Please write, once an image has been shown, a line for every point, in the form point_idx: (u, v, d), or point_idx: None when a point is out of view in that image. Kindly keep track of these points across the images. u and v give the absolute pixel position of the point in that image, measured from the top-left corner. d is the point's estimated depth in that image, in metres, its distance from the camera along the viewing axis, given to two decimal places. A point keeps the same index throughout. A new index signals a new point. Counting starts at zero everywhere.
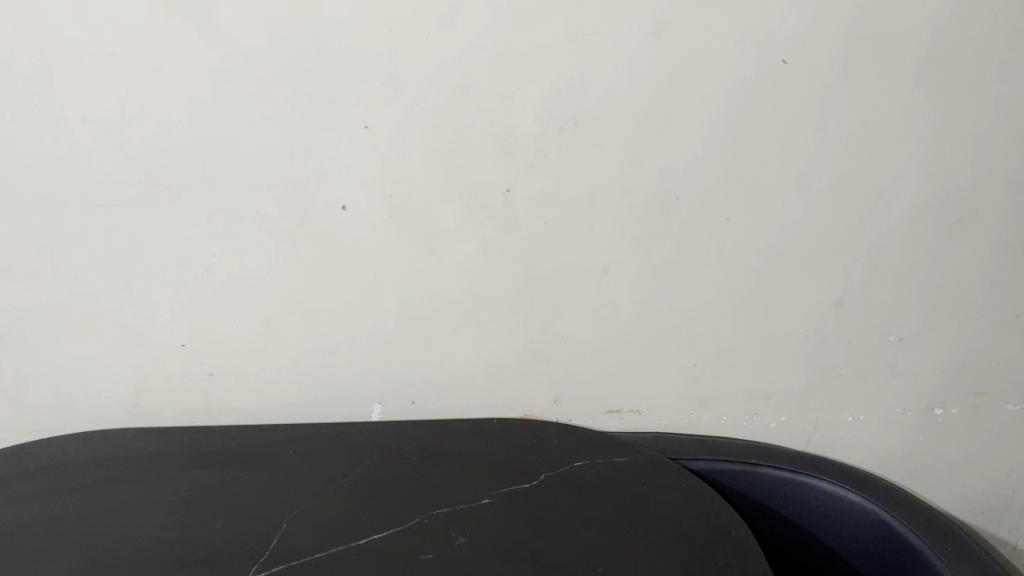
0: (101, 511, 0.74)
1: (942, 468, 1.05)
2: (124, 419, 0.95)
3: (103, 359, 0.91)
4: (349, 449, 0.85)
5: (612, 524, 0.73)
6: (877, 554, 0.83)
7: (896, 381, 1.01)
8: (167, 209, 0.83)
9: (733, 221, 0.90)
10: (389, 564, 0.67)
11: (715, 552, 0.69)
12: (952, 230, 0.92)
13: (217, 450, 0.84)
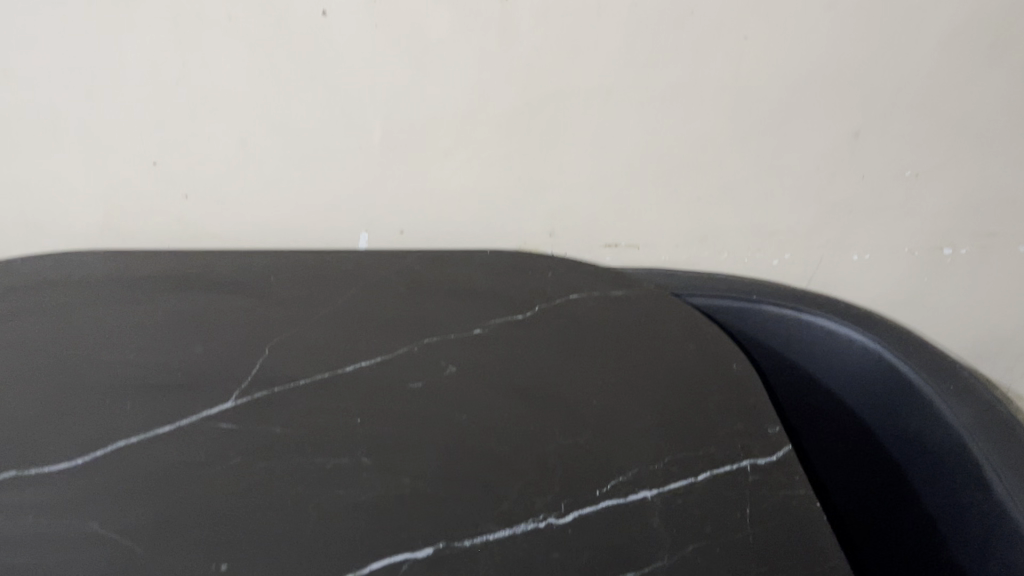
0: (75, 332, 0.70)
1: (942, 306, 1.03)
2: (97, 241, 0.91)
3: (69, 177, 0.86)
4: (336, 275, 0.82)
5: (609, 355, 0.71)
6: (877, 395, 0.81)
7: (906, 219, 0.96)
8: (126, 12, 0.75)
9: (751, 40, 0.82)
10: (377, 392, 0.65)
11: (714, 387, 0.67)
12: (987, 54, 0.84)
13: (193, 274, 0.80)
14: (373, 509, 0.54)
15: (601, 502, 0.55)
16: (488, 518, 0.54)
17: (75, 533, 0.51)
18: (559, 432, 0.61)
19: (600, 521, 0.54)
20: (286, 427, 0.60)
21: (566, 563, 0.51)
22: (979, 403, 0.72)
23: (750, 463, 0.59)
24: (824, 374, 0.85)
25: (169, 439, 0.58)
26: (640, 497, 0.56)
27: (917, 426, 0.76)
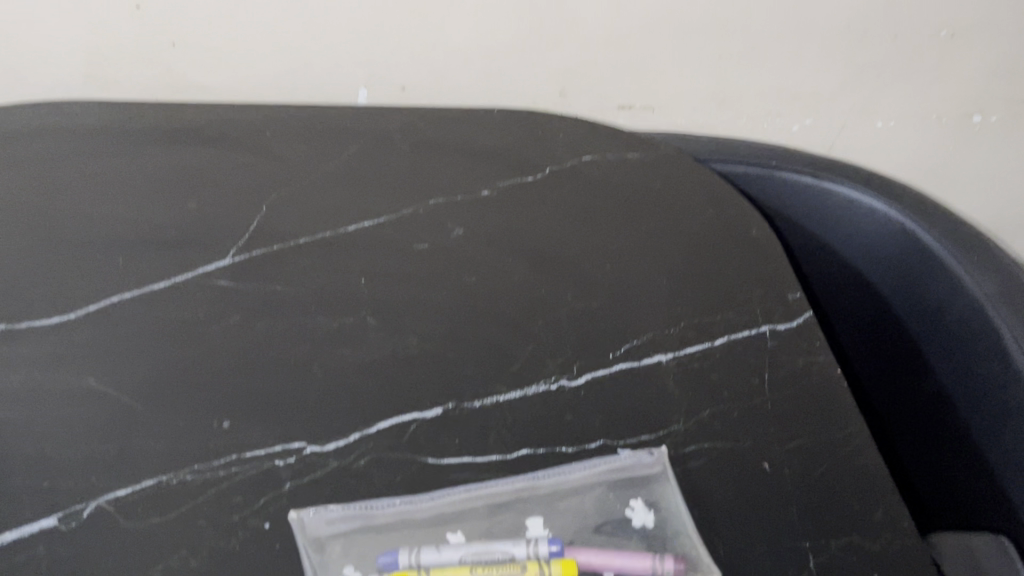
0: (55, 178, 0.65)
1: (963, 174, 1.00)
2: (82, 91, 0.86)
3: (45, 18, 0.79)
4: (328, 131, 0.72)
5: (627, 215, 0.66)
6: (903, 273, 0.72)
7: (938, 83, 0.91)
8: None
9: None
10: (381, 254, 0.60)
11: (738, 252, 0.63)
12: None
13: (172, 125, 0.71)
14: (379, 369, 0.52)
15: (615, 365, 0.53)
16: (499, 380, 0.52)
17: (71, 387, 0.49)
18: (570, 293, 0.58)
19: (614, 384, 0.52)
20: (287, 286, 0.57)
21: (578, 426, 0.50)
22: (1002, 271, 0.65)
23: (770, 328, 0.56)
24: (849, 254, 0.76)
25: (165, 296, 0.55)
26: (655, 361, 0.54)
27: (938, 300, 0.68)
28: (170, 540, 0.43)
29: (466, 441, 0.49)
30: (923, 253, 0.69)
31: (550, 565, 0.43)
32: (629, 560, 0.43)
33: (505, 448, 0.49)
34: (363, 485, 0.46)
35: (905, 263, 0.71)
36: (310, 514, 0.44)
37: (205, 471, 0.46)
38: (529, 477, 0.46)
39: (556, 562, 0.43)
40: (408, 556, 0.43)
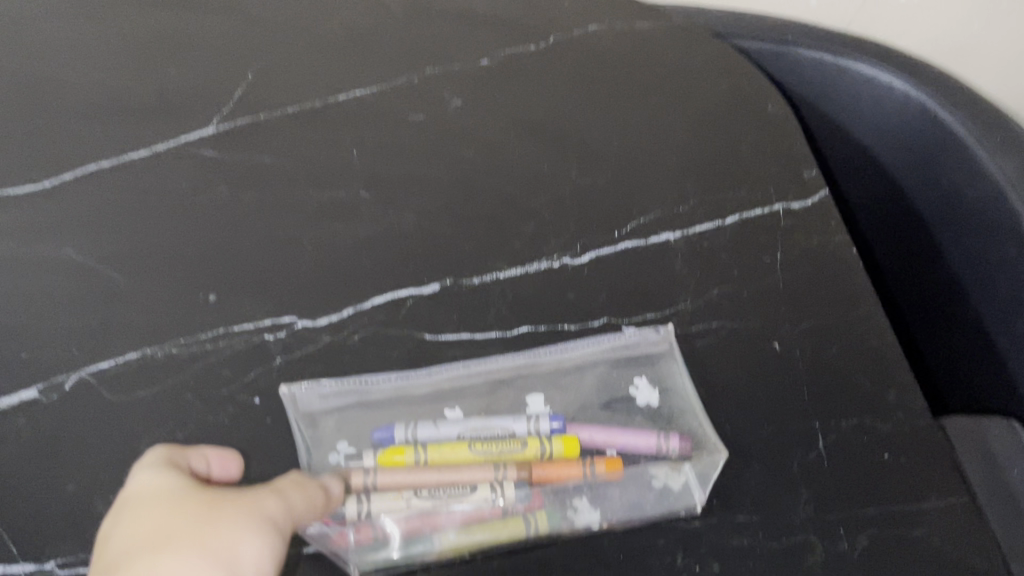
0: (16, 31, 0.60)
1: None
2: None
3: None
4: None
5: (641, 84, 0.61)
6: (929, 166, 0.66)
7: None
8: None
9: None
10: (373, 126, 0.56)
11: (754, 131, 0.59)
12: None
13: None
14: (373, 245, 0.49)
15: (621, 243, 0.51)
16: (500, 256, 0.50)
17: (48, 258, 0.47)
18: (575, 168, 0.55)
19: (619, 262, 0.50)
20: (275, 157, 0.53)
21: (581, 304, 0.48)
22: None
23: (784, 208, 0.53)
24: (878, 145, 0.70)
25: (143, 166, 0.52)
26: (662, 240, 0.51)
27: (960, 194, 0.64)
28: (156, 414, 0.41)
29: (465, 317, 0.47)
30: (947, 142, 0.64)
31: (551, 441, 0.41)
32: (632, 437, 0.41)
33: (505, 326, 0.47)
34: (357, 359, 0.44)
35: (928, 153, 0.66)
36: (301, 387, 0.42)
37: (191, 345, 0.44)
38: (530, 354, 0.44)
39: (557, 439, 0.41)
40: (404, 431, 0.41)
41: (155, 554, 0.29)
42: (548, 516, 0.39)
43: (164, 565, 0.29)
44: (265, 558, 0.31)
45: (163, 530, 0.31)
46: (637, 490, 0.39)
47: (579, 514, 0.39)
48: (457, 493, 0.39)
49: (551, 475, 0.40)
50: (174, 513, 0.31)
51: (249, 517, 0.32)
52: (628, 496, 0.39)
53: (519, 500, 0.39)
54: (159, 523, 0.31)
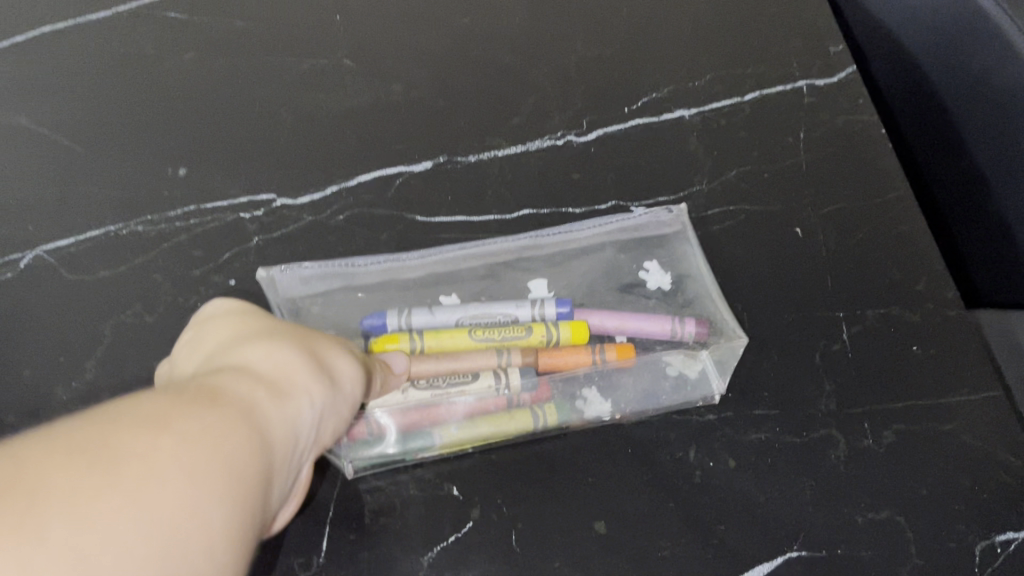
0: None
1: None
2: None
3: None
4: None
5: None
6: (944, 58, 0.51)
7: None
8: None
9: None
10: None
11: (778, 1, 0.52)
12: None
13: None
14: (359, 119, 0.45)
15: (631, 121, 0.46)
16: (498, 132, 0.45)
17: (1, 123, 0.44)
18: (581, 38, 0.50)
19: (629, 141, 0.46)
20: (249, 22, 0.48)
21: (587, 186, 0.44)
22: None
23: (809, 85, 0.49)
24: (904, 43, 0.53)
25: (106, 29, 0.47)
26: (675, 118, 0.47)
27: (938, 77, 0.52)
28: (123, 297, 0.38)
29: (460, 199, 0.43)
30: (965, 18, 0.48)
31: (558, 327, 0.37)
32: (643, 322, 0.38)
33: (504, 208, 0.43)
34: (342, 241, 0.41)
35: (960, 44, 0.49)
36: (279, 271, 0.38)
37: (159, 224, 0.40)
38: (532, 236, 0.41)
39: (562, 323, 0.37)
40: (393, 319, 0.37)
41: (260, 340, 0.27)
42: (555, 406, 0.35)
43: (268, 348, 0.27)
44: (355, 380, 0.30)
45: (253, 327, 0.29)
46: (651, 378, 0.36)
47: (588, 403, 0.36)
48: (456, 382, 0.35)
49: (559, 362, 0.36)
50: (259, 318, 0.29)
51: (337, 340, 0.31)
52: (641, 386, 0.36)
53: (524, 388, 0.35)
54: (247, 323, 0.29)
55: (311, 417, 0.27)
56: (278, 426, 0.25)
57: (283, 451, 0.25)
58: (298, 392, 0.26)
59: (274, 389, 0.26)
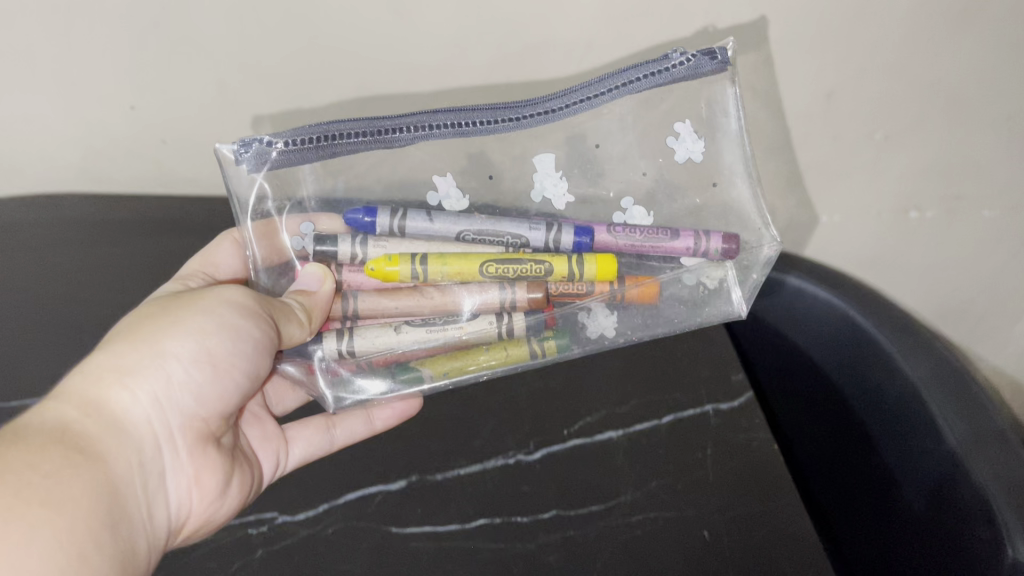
0: None
1: (906, 264, 1.07)
2: (81, 174, 0.95)
3: (39, 117, 0.87)
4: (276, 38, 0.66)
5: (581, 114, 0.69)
6: None
7: (878, 181, 0.98)
8: None
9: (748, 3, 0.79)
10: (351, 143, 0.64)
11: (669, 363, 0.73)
12: (960, 21, 0.80)
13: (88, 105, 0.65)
14: None
15: (571, 538, 0.61)
16: None
17: None
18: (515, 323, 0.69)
19: (587, 563, 0.60)
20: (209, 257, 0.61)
21: None
22: (981, 410, 0.72)
23: (714, 408, 0.71)
24: None
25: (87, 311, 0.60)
26: (615, 545, 0.61)
27: None
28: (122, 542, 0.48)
29: None
30: None
31: (576, 266, 0.67)
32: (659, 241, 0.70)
33: None
34: None
35: None
36: (245, 151, 0.62)
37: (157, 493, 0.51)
38: (549, 107, 0.66)
39: (582, 262, 0.67)
40: (391, 222, 0.67)
41: (113, 353, 0.54)
42: (556, 334, 0.71)
43: (119, 353, 0.54)
44: (198, 343, 0.57)
45: (130, 327, 0.57)
46: (670, 304, 0.74)
47: (592, 321, 0.73)
48: (452, 320, 0.68)
49: (569, 289, 0.69)
50: (141, 315, 0.58)
51: (192, 313, 0.58)
52: (643, 314, 0.74)
53: (534, 326, 0.70)
54: (127, 324, 0.57)
55: (144, 402, 0.54)
56: (98, 439, 0.51)
57: (114, 461, 0.51)
58: (127, 396, 0.53)
59: (103, 405, 0.52)
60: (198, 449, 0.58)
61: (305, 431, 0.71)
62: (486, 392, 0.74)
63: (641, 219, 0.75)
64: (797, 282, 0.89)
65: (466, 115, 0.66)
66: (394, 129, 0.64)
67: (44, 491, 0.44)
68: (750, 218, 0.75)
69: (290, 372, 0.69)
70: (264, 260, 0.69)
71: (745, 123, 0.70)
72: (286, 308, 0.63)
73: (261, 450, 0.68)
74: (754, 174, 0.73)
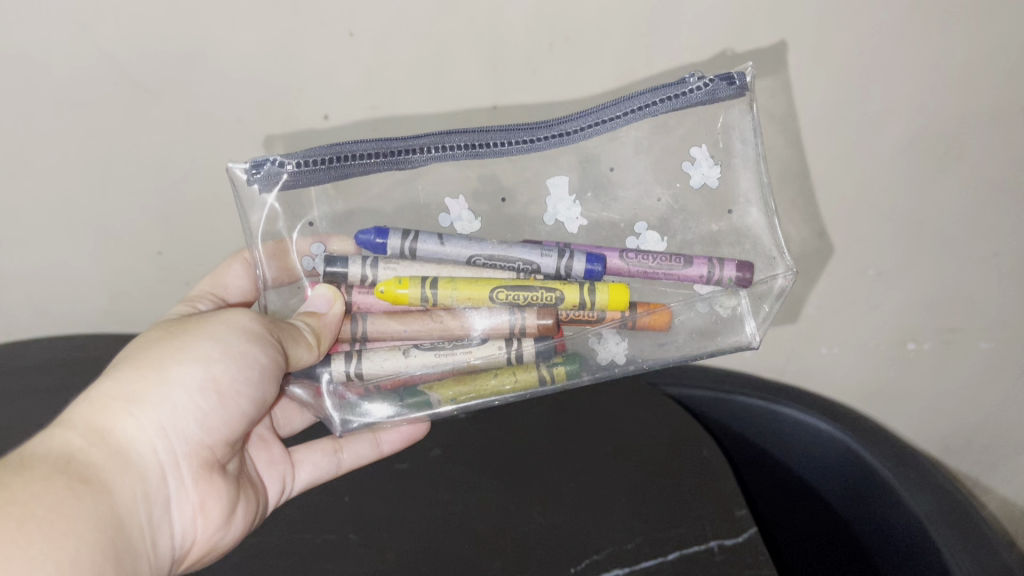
0: None
1: (908, 397, 1.09)
2: (112, 315, 1.02)
3: (76, 263, 0.94)
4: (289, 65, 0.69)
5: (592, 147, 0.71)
6: None
7: (873, 315, 1.00)
8: (93, 101, 0.75)
9: None
10: (369, 163, 0.66)
11: (666, 505, 0.76)
12: (936, 166, 0.84)
13: None
14: None
15: None
16: None
17: None
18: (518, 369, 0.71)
19: None
20: None
21: None
22: (985, 546, 0.75)
23: (717, 543, 0.72)
24: None
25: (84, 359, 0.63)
26: None
27: None
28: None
29: None
30: None
31: (592, 295, 0.66)
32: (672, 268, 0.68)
33: None
34: None
35: None
36: (259, 171, 0.64)
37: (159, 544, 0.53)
38: (564, 131, 0.68)
39: (599, 292, 0.66)
40: (400, 242, 0.66)
41: (121, 380, 0.56)
42: (566, 360, 0.71)
43: (126, 380, 0.56)
44: (204, 371, 0.59)
45: (137, 353, 0.59)
46: (682, 337, 0.72)
47: (604, 347, 0.72)
48: (462, 347, 0.69)
49: (581, 316, 0.68)
50: (150, 339, 0.61)
51: (199, 337, 0.61)
52: (655, 342, 0.72)
53: (540, 353, 0.70)
54: (135, 348, 0.60)
55: (149, 430, 0.56)
56: (102, 468, 0.53)
57: (117, 492, 0.53)
58: (132, 424, 0.55)
59: (108, 435, 0.54)
60: (199, 476, 0.61)
61: (312, 455, 0.79)
62: (490, 530, 0.74)
63: (654, 244, 0.74)
64: (798, 416, 0.91)
65: (478, 138, 0.67)
66: (408, 151, 0.66)
67: (46, 523, 0.46)
68: (766, 247, 0.73)
69: (298, 395, 0.72)
70: (274, 280, 0.70)
71: (763, 149, 0.70)
72: (296, 331, 0.64)
73: (267, 473, 0.75)
74: (770, 203, 0.72)
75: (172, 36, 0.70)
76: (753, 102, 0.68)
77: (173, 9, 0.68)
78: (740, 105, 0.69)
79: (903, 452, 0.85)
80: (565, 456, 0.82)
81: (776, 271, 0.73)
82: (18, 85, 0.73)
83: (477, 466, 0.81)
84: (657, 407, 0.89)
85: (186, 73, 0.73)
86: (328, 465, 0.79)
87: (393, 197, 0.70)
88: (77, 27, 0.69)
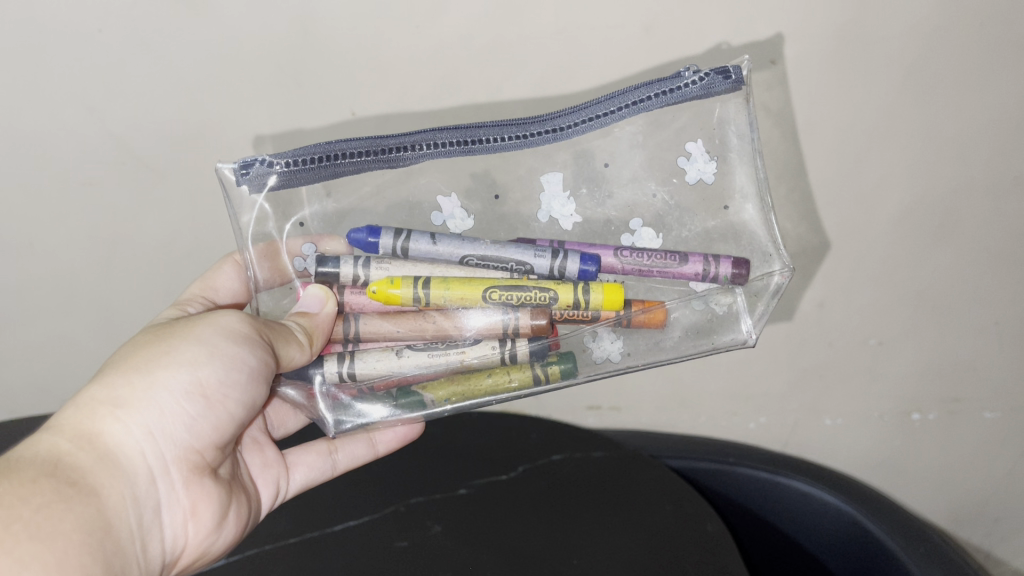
0: None
1: (915, 468, 1.08)
2: None
3: (82, 338, 0.94)
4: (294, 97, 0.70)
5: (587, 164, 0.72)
6: None
7: (876, 385, 1.00)
8: (102, 181, 0.77)
9: None
10: (362, 160, 0.65)
11: None
12: (932, 238, 0.84)
13: None
14: None
15: None
16: None
17: None
18: (509, 372, 0.70)
19: None
20: None
21: None
22: None
23: None
24: None
25: None
26: None
27: None
28: None
29: None
30: None
31: (591, 294, 0.65)
32: (668, 264, 0.68)
33: None
34: None
35: None
36: (245, 170, 0.64)
37: None
38: (558, 126, 0.66)
39: (597, 291, 0.65)
40: (394, 241, 0.66)
41: (108, 384, 0.58)
42: (561, 358, 0.70)
43: (113, 383, 0.58)
44: (190, 374, 0.60)
45: (124, 357, 0.60)
46: (678, 335, 0.72)
47: (598, 344, 0.72)
48: (455, 347, 0.68)
49: (576, 315, 0.67)
50: (138, 343, 0.62)
51: (185, 340, 0.62)
52: (651, 338, 0.72)
53: (535, 353, 0.68)
54: (122, 352, 0.61)
55: (136, 433, 0.58)
56: (90, 472, 0.54)
57: (103, 493, 0.55)
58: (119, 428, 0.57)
59: (94, 439, 0.56)
60: (187, 478, 0.63)
61: (306, 457, 0.85)
62: None
63: (649, 241, 0.73)
64: (804, 490, 0.90)
65: (471, 134, 0.66)
66: (399, 148, 0.65)
67: (31, 525, 0.48)
68: (761, 243, 0.72)
69: (292, 395, 0.73)
70: (265, 281, 0.71)
71: (759, 144, 0.69)
72: (286, 331, 0.65)
73: (261, 476, 0.79)
74: (768, 200, 0.71)
75: (181, 118, 0.72)
76: (749, 96, 0.68)
77: (183, 92, 0.70)
78: (736, 99, 0.68)
79: (910, 522, 0.84)
80: (567, 532, 0.81)
81: (773, 267, 0.71)
82: (26, 166, 0.75)
83: (478, 544, 0.80)
84: (660, 477, 0.88)
85: (193, 153, 0.75)
86: (323, 466, 0.85)
87: (384, 197, 0.70)
88: (86, 110, 0.71)
